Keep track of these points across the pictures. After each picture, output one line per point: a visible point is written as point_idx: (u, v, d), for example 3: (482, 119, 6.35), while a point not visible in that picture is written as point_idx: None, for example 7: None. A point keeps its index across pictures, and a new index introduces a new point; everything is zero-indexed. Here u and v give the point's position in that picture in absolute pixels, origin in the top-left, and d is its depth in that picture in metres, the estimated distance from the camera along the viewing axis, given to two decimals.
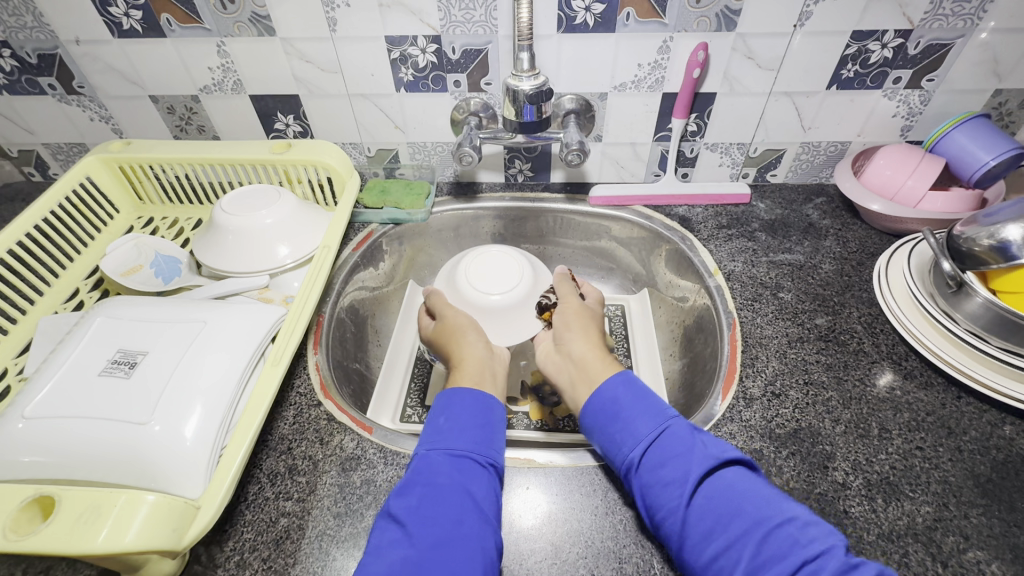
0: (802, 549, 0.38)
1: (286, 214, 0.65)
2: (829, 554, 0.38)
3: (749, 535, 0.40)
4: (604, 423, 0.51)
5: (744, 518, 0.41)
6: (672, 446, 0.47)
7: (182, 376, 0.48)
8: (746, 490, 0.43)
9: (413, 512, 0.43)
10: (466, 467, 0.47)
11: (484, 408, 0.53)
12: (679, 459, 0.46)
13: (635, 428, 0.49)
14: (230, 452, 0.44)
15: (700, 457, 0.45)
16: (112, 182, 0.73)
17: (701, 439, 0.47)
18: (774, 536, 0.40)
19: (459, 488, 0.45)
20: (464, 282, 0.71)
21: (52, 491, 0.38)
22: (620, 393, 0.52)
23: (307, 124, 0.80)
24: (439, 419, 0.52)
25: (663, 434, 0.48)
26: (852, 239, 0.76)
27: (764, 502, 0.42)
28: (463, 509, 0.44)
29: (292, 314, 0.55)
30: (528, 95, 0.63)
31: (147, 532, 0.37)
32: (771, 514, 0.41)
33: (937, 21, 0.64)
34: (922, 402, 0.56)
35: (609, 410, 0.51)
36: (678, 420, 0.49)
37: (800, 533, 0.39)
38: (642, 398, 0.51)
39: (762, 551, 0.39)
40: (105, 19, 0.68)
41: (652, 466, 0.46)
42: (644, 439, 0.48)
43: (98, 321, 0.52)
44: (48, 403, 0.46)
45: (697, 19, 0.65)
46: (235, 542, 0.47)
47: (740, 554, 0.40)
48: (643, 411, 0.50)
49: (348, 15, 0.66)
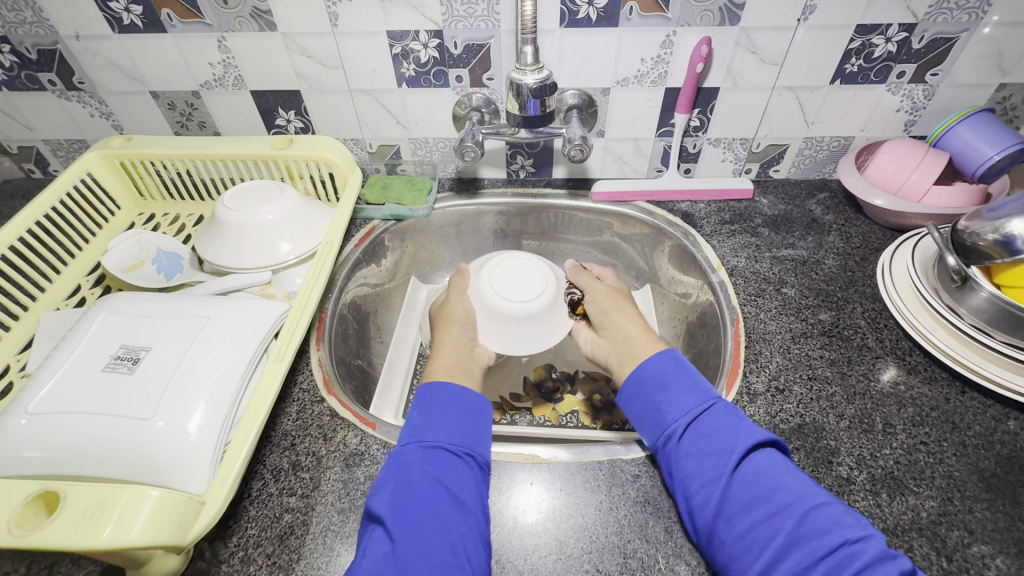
0: (843, 528, 0.40)
1: (288, 210, 0.65)
2: (870, 539, 0.39)
3: (790, 509, 0.42)
4: (651, 393, 0.53)
5: (784, 495, 0.43)
6: (719, 421, 0.49)
7: (186, 372, 0.47)
8: (785, 471, 0.45)
9: (391, 505, 0.44)
10: (439, 458, 0.48)
11: (460, 399, 0.53)
12: (724, 432, 0.47)
13: (682, 401, 0.51)
14: (233, 448, 0.44)
15: (746, 433, 0.47)
16: (113, 178, 0.73)
17: (743, 420, 0.49)
18: (815, 513, 0.41)
19: (432, 479, 0.46)
20: (484, 280, 0.69)
21: (56, 487, 0.38)
22: (670, 368, 0.55)
23: (308, 120, 0.80)
24: (415, 414, 0.52)
25: (708, 409, 0.50)
26: (855, 235, 0.76)
27: (804, 485, 0.44)
28: (439, 501, 0.44)
29: (294, 310, 0.55)
30: (531, 89, 0.63)
31: (152, 527, 0.37)
32: (812, 495, 0.43)
33: (942, 15, 0.64)
34: (926, 397, 0.56)
35: (657, 381, 0.54)
36: (723, 401, 0.51)
37: (842, 515, 0.41)
38: (688, 376, 0.54)
39: (803, 524, 0.41)
40: (105, 14, 0.67)
41: (697, 437, 0.48)
42: (691, 409, 0.50)
43: (100, 317, 0.52)
44: (50, 399, 0.46)
45: (700, 13, 0.65)
46: (239, 538, 0.47)
47: (778, 528, 0.41)
48: (688, 388, 0.52)
49: (350, 9, 0.66)
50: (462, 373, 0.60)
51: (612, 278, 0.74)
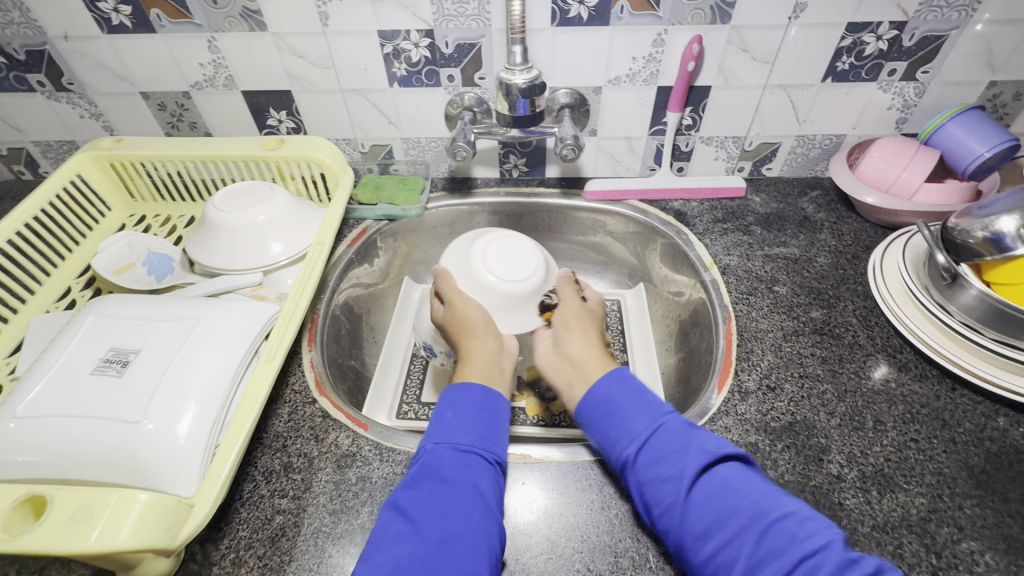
0: (800, 544, 0.38)
1: (279, 210, 0.65)
2: (829, 548, 0.38)
3: (747, 531, 0.40)
4: (600, 419, 0.51)
5: (743, 513, 0.41)
6: (667, 442, 0.46)
7: (175, 375, 0.47)
8: (743, 484, 0.43)
9: (422, 507, 0.43)
10: (473, 462, 0.47)
11: (491, 401, 0.53)
12: (675, 455, 0.45)
13: (630, 425, 0.49)
14: (222, 451, 0.44)
15: (695, 453, 0.45)
16: (103, 179, 0.73)
17: (694, 435, 0.47)
18: (772, 531, 0.40)
19: (466, 483, 0.45)
20: (491, 274, 0.66)
21: (44, 490, 0.38)
22: (615, 389, 0.52)
23: (300, 120, 0.80)
24: (447, 413, 0.51)
25: (658, 430, 0.48)
26: (847, 232, 0.76)
27: (762, 498, 0.42)
28: (472, 505, 0.43)
29: (285, 312, 0.54)
30: (521, 89, 0.63)
31: (140, 531, 0.37)
32: (770, 509, 0.41)
33: (932, 12, 0.64)
34: (917, 395, 0.56)
35: (603, 407, 0.51)
36: (672, 417, 0.49)
37: (798, 527, 0.39)
38: (636, 395, 0.51)
39: (761, 547, 0.39)
40: (93, 14, 0.67)
41: (648, 463, 0.46)
42: (638, 435, 0.48)
43: (89, 321, 0.52)
44: (39, 402, 0.46)
45: (691, 11, 0.65)
46: (230, 540, 0.47)
47: (738, 550, 0.40)
48: (638, 408, 0.50)
49: (340, 9, 0.66)
50: (495, 375, 0.57)
51: (594, 299, 0.69)
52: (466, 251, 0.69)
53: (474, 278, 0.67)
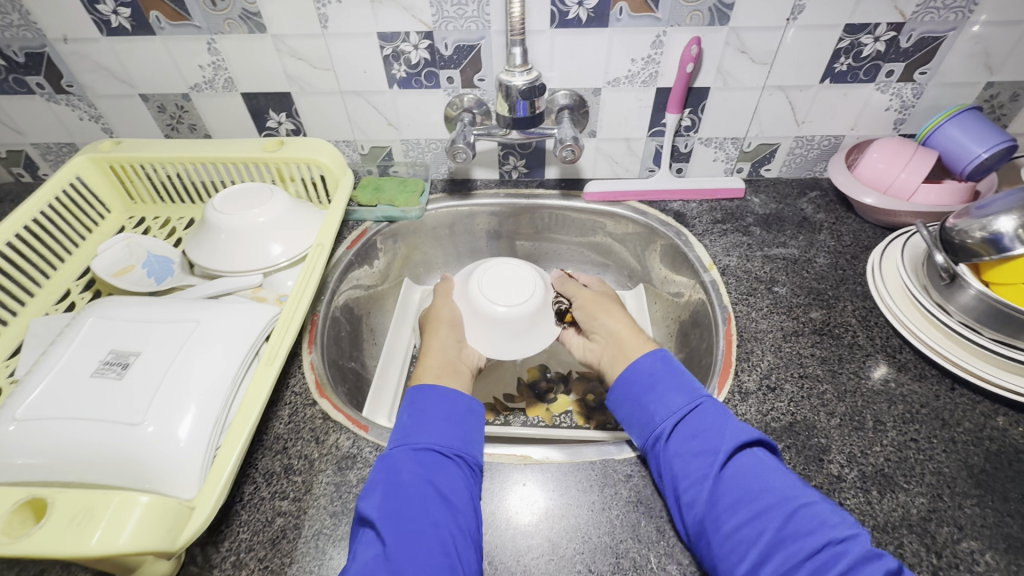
0: (828, 528, 0.39)
1: (279, 212, 0.65)
2: (855, 539, 0.39)
3: (777, 508, 0.41)
4: (638, 395, 0.53)
5: (771, 494, 0.42)
6: (705, 420, 0.48)
7: (175, 377, 0.47)
8: (774, 469, 0.44)
9: (382, 510, 0.43)
10: (430, 459, 0.47)
11: (449, 400, 0.53)
12: (713, 432, 0.47)
13: (669, 401, 0.51)
14: (223, 453, 0.44)
15: (733, 432, 0.47)
16: (102, 181, 0.73)
17: (732, 418, 0.49)
18: (800, 513, 0.41)
19: (423, 482, 0.45)
20: (500, 306, 0.67)
21: (44, 493, 0.38)
22: (659, 368, 0.54)
23: (299, 122, 0.80)
24: (404, 417, 0.52)
25: (695, 408, 0.50)
26: (846, 233, 0.76)
27: (792, 484, 0.43)
28: (429, 503, 0.44)
29: (285, 314, 0.54)
30: (520, 90, 0.63)
31: (140, 534, 0.37)
32: (798, 494, 0.42)
33: (929, 14, 0.64)
34: (917, 395, 0.56)
35: (645, 382, 0.53)
36: (711, 400, 0.51)
37: (828, 513, 0.41)
38: (676, 375, 0.54)
39: (789, 524, 0.40)
40: (93, 17, 0.67)
41: (685, 436, 0.48)
42: (677, 410, 0.50)
43: (90, 323, 0.52)
44: (39, 405, 0.46)
45: (690, 13, 0.65)
46: (231, 542, 0.47)
47: (765, 526, 0.41)
48: (678, 386, 0.52)
49: (340, 11, 0.66)
50: (451, 369, 0.59)
51: (598, 283, 0.74)
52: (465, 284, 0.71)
53: (482, 313, 0.68)
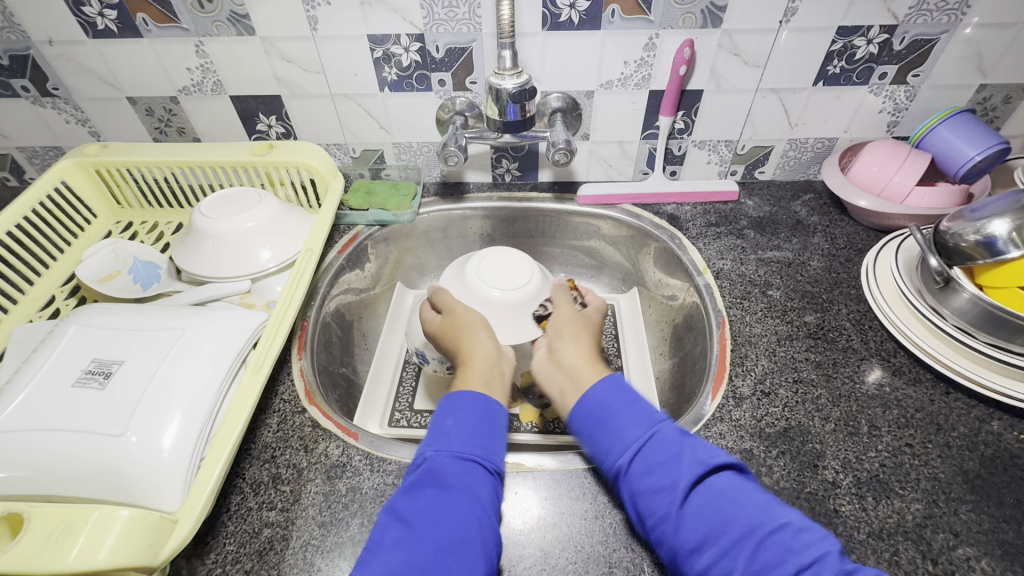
0: (796, 556, 0.38)
1: (267, 217, 0.64)
2: (823, 561, 0.37)
3: (743, 544, 0.39)
4: (591, 429, 0.49)
5: (737, 526, 0.40)
6: (659, 452, 0.45)
7: (159, 386, 0.46)
8: (739, 495, 0.42)
9: (421, 517, 0.42)
10: (474, 469, 0.46)
11: (490, 411, 0.50)
12: (668, 465, 0.44)
13: (624, 433, 0.47)
14: (207, 464, 0.43)
15: (690, 465, 0.44)
16: (89, 186, 0.72)
17: (688, 444, 0.45)
18: (768, 542, 0.39)
19: (471, 492, 0.44)
20: (496, 290, 0.67)
21: (21, 508, 0.37)
22: (608, 396, 0.50)
23: (290, 125, 0.79)
24: (449, 420, 0.49)
25: (650, 439, 0.46)
26: (839, 236, 0.76)
27: (757, 509, 0.41)
28: (472, 515, 0.43)
29: (273, 320, 0.54)
30: (511, 94, 0.62)
31: (120, 548, 0.36)
32: (764, 521, 0.40)
33: (922, 16, 0.64)
34: (911, 399, 0.56)
35: (595, 415, 0.49)
36: (666, 424, 0.47)
37: (795, 539, 0.39)
38: (631, 402, 0.49)
39: (756, 560, 0.39)
40: (78, 19, 0.66)
41: (641, 474, 0.45)
42: (632, 444, 0.46)
43: (72, 331, 0.51)
44: (19, 415, 0.45)
45: (682, 16, 0.65)
46: (216, 554, 0.46)
47: (734, 561, 0.39)
48: (631, 414, 0.48)
49: (329, 13, 0.65)
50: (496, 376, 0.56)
51: (595, 305, 0.67)
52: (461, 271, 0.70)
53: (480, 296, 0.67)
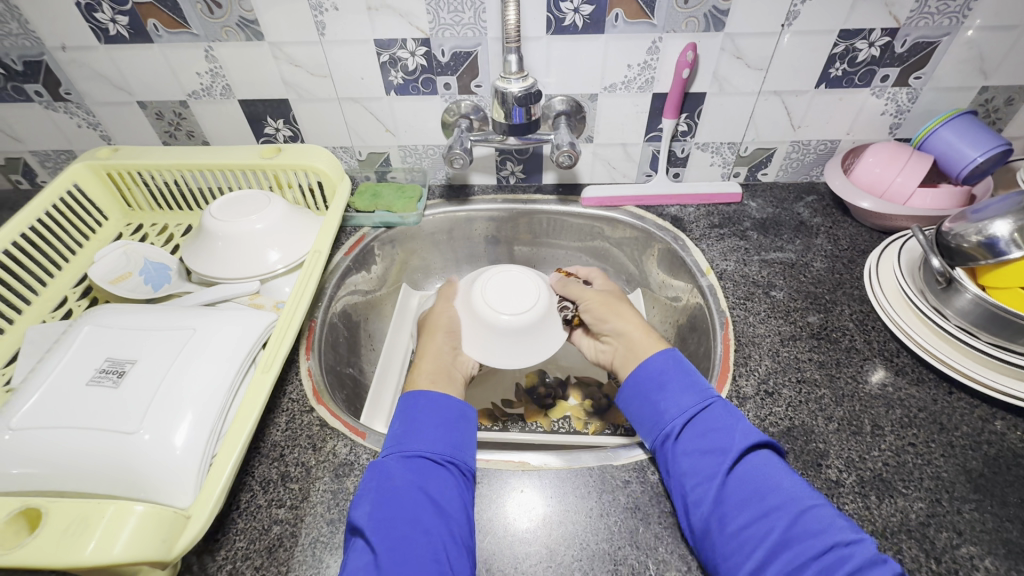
0: (837, 530, 0.40)
1: (275, 219, 0.65)
2: (861, 543, 0.40)
3: (784, 509, 0.42)
4: (648, 393, 0.54)
5: (778, 496, 0.43)
6: (715, 420, 0.49)
7: (171, 385, 0.47)
8: (780, 471, 0.45)
9: (372, 517, 0.43)
10: (421, 466, 0.47)
11: (443, 408, 0.52)
12: (721, 432, 0.48)
13: (681, 399, 0.52)
14: (218, 462, 0.44)
15: (742, 434, 0.48)
16: (100, 189, 0.73)
17: (739, 419, 0.50)
18: (809, 513, 0.42)
19: (415, 488, 0.45)
20: (506, 316, 0.65)
21: (38, 502, 0.37)
22: (669, 368, 0.55)
23: (297, 128, 0.80)
24: (396, 424, 0.51)
25: (706, 408, 0.51)
26: (842, 237, 0.76)
27: (798, 486, 0.44)
28: (421, 511, 0.43)
29: (282, 319, 0.54)
30: (516, 97, 0.63)
31: (135, 542, 0.36)
32: (807, 497, 0.43)
33: (924, 19, 0.65)
34: (915, 399, 0.56)
35: (656, 380, 0.54)
36: (721, 400, 0.52)
37: (833, 515, 0.42)
38: (688, 375, 0.54)
39: (796, 525, 0.41)
40: (91, 25, 0.67)
41: (694, 436, 0.49)
42: (688, 409, 0.51)
43: (86, 330, 0.52)
44: (34, 413, 0.46)
45: (685, 19, 0.65)
46: (227, 551, 0.46)
47: (771, 526, 0.42)
48: (687, 388, 0.53)
49: (337, 18, 0.66)
50: (444, 372, 0.60)
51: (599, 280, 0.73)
52: (467, 291, 0.69)
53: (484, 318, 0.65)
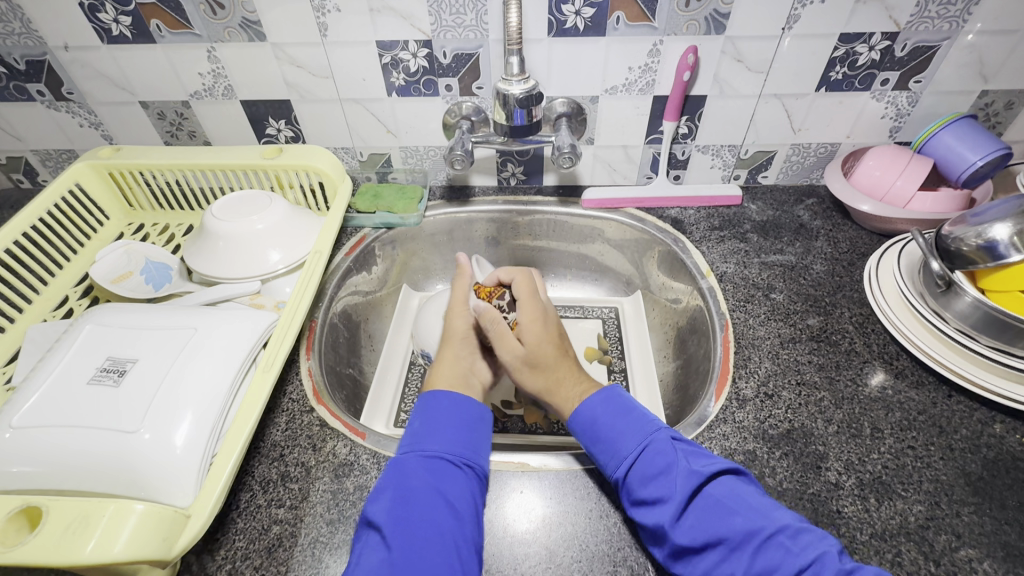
0: (795, 558, 0.39)
1: (277, 219, 0.65)
2: (822, 564, 0.38)
3: (742, 548, 0.41)
4: (588, 443, 0.51)
5: (734, 534, 0.41)
6: (653, 463, 0.46)
7: (172, 385, 0.47)
8: (732, 500, 0.43)
9: (389, 516, 0.43)
10: (440, 469, 0.47)
11: (461, 408, 0.52)
12: (662, 477, 0.45)
13: (620, 445, 0.49)
14: (218, 463, 0.44)
15: (684, 474, 0.45)
16: (102, 188, 0.73)
17: (683, 454, 0.47)
18: (768, 545, 0.40)
19: (433, 490, 0.45)
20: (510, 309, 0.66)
21: (39, 501, 0.37)
22: (600, 412, 0.52)
23: (299, 129, 0.80)
24: (416, 422, 0.51)
25: (644, 451, 0.48)
26: (842, 240, 0.77)
27: (754, 513, 0.42)
28: (438, 511, 0.43)
29: (283, 319, 0.55)
30: (518, 99, 0.63)
31: (135, 542, 0.36)
32: (763, 524, 0.41)
33: (924, 24, 0.65)
34: (914, 402, 0.56)
35: (591, 429, 0.51)
36: (660, 435, 0.49)
37: (793, 541, 0.40)
38: (624, 415, 0.51)
39: (756, 562, 0.40)
40: (93, 25, 0.67)
41: (636, 485, 0.46)
42: (625, 458, 0.48)
43: (87, 329, 0.52)
44: (36, 412, 0.46)
45: (686, 22, 0.66)
46: (226, 550, 0.47)
47: (735, 566, 0.40)
48: (627, 427, 0.50)
49: (339, 19, 0.66)
50: (464, 377, 0.58)
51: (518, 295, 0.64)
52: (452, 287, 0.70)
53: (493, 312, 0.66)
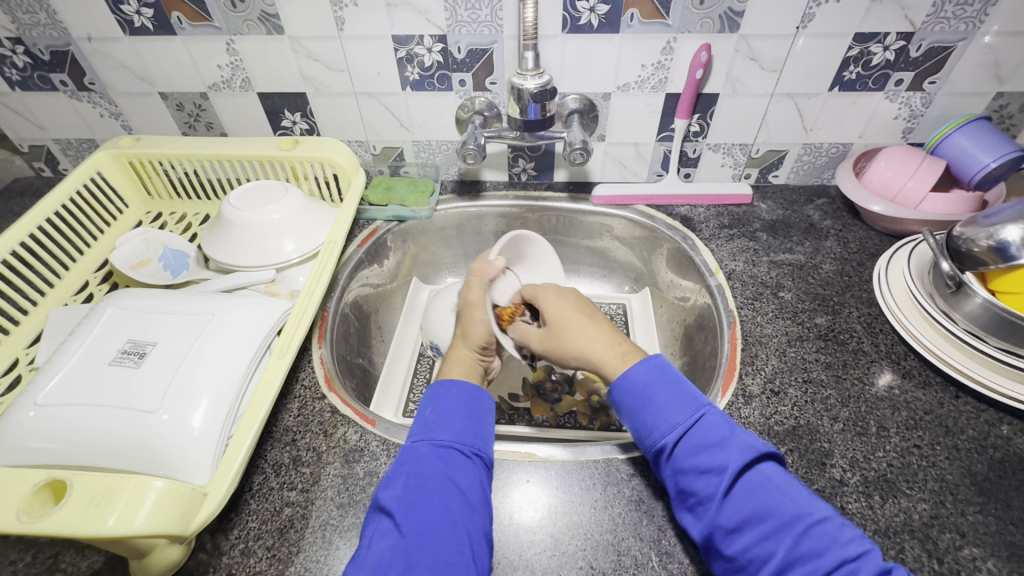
0: (841, 548, 0.39)
1: (292, 209, 0.66)
2: (867, 556, 0.38)
3: (787, 529, 0.40)
4: (636, 408, 0.49)
5: (780, 513, 0.41)
6: (710, 435, 0.45)
7: (190, 367, 0.48)
8: (785, 483, 0.43)
9: (401, 501, 0.44)
10: (450, 456, 0.47)
11: (472, 399, 0.53)
12: (717, 449, 0.44)
13: (670, 414, 0.48)
14: (235, 442, 0.45)
15: (740, 449, 0.44)
16: (122, 177, 0.75)
17: (738, 430, 0.46)
18: (813, 531, 0.40)
19: (444, 478, 0.45)
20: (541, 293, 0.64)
21: (64, 475, 0.39)
22: (654, 377, 0.50)
23: (314, 122, 0.81)
24: (426, 412, 0.52)
25: (698, 423, 0.47)
26: (852, 240, 0.77)
27: (802, 499, 0.42)
28: (449, 499, 0.44)
29: (297, 308, 0.56)
30: (532, 93, 0.64)
31: (156, 516, 0.38)
32: (811, 511, 0.41)
33: (940, 24, 0.65)
34: (921, 402, 0.56)
35: (640, 395, 0.49)
36: (711, 409, 0.48)
37: (840, 531, 0.40)
38: (676, 384, 0.49)
39: (799, 545, 0.40)
40: (117, 16, 0.69)
41: (687, 455, 0.45)
42: (679, 426, 0.47)
43: (108, 312, 0.53)
44: (58, 391, 0.47)
45: (700, 20, 0.66)
46: (239, 530, 0.48)
47: (775, 546, 0.40)
48: (680, 398, 0.48)
49: (355, 14, 0.67)
50: (477, 377, 0.59)
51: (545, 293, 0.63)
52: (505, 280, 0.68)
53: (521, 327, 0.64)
